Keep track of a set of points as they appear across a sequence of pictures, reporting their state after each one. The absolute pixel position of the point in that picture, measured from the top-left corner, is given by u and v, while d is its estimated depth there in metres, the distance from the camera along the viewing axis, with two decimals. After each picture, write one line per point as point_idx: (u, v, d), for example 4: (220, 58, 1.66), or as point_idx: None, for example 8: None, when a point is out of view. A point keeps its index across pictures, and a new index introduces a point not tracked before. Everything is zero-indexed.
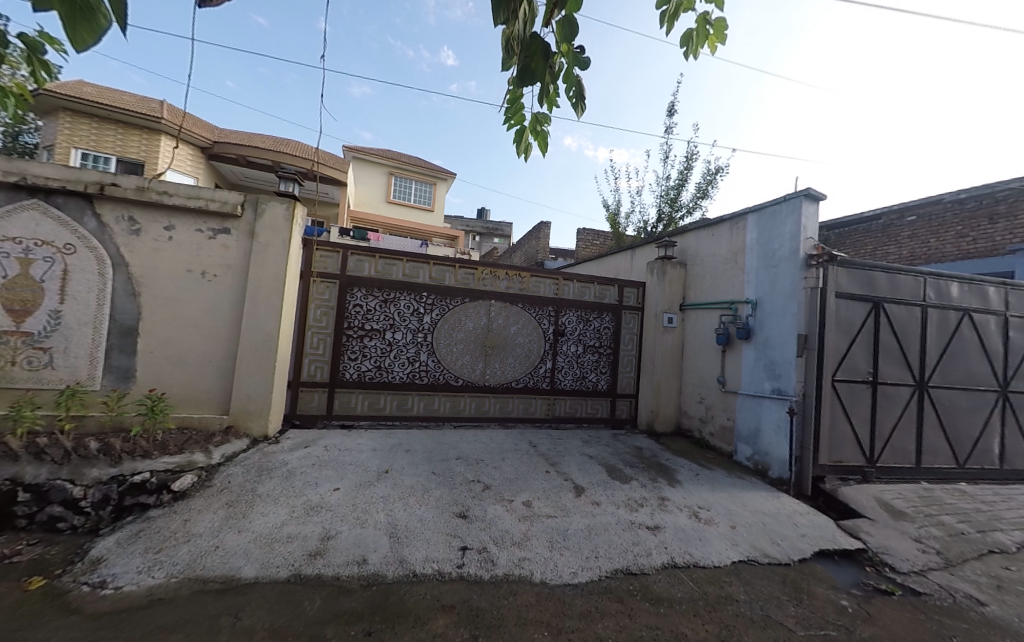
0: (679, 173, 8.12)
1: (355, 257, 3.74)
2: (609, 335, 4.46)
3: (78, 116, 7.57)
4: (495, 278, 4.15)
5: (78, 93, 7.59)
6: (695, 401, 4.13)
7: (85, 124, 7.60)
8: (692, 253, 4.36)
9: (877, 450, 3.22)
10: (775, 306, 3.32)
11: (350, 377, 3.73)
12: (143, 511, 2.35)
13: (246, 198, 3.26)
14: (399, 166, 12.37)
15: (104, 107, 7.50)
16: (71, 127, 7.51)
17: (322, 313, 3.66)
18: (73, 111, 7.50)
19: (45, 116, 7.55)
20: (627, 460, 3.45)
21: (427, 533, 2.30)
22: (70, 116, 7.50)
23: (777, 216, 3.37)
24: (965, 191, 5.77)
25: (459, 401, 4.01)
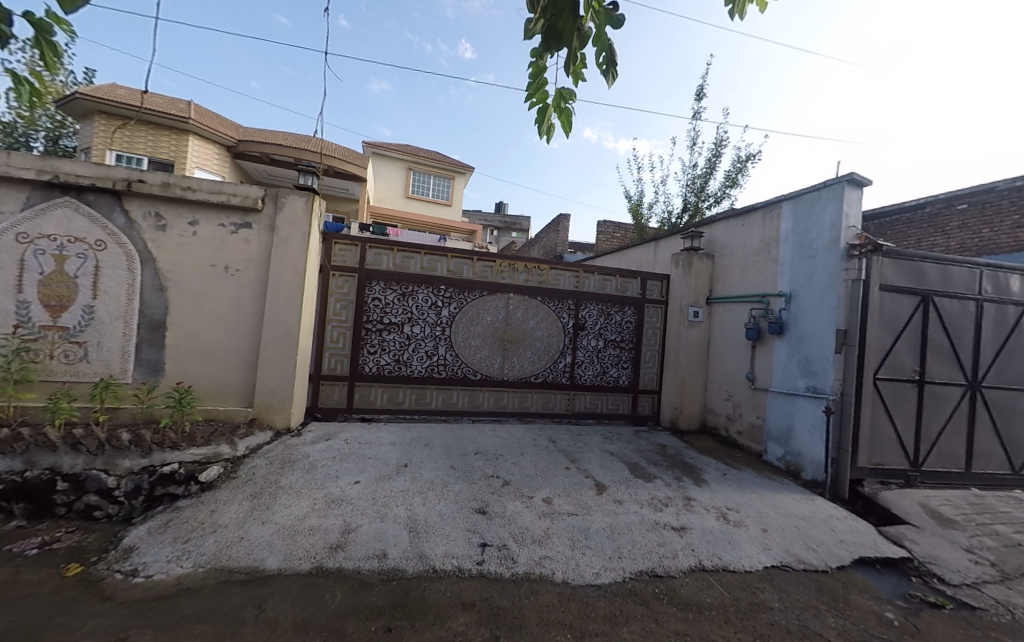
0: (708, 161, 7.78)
1: (374, 250, 3.74)
2: (631, 329, 4.32)
3: (113, 118, 7.88)
4: (514, 271, 4.08)
5: (112, 96, 7.89)
6: (721, 398, 3.97)
7: (119, 126, 7.89)
8: (721, 244, 4.17)
9: (922, 453, 3.00)
10: (812, 299, 3.12)
11: (370, 371, 3.75)
12: (171, 502, 2.46)
13: (267, 191, 3.29)
14: (417, 161, 12.35)
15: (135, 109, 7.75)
16: (107, 129, 7.81)
17: (342, 306, 3.68)
18: (108, 114, 7.82)
19: (83, 120, 7.90)
20: (651, 458, 3.35)
21: (446, 528, 2.29)
22: (106, 119, 7.82)
23: (816, 203, 3.15)
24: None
25: (478, 396, 3.98)
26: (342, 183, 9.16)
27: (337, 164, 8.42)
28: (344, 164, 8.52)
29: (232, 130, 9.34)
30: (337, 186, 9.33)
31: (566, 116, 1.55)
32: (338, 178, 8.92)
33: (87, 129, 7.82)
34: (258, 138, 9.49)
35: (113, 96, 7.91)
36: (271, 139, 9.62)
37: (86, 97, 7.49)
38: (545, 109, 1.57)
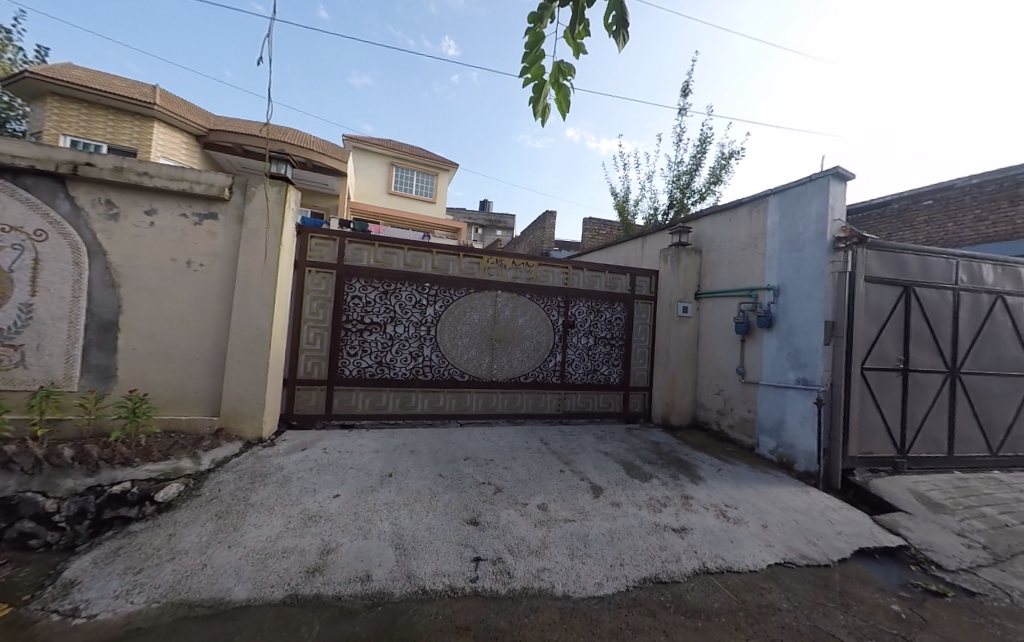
0: (693, 157, 7.86)
1: (353, 245, 3.50)
2: (621, 326, 4.25)
3: (67, 100, 7.23)
4: (501, 267, 3.92)
5: (65, 76, 7.24)
6: (712, 393, 3.95)
7: (73, 110, 7.27)
8: (708, 239, 4.14)
9: (908, 440, 3.04)
10: (799, 292, 3.11)
11: (350, 374, 3.51)
12: (123, 525, 2.15)
13: (235, 180, 3.00)
14: (399, 156, 12.02)
15: (93, 92, 7.15)
16: (59, 113, 7.17)
17: (318, 305, 3.42)
18: (62, 96, 7.17)
19: (31, 102, 7.22)
20: (645, 456, 3.27)
21: (435, 543, 2.12)
22: (59, 102, 7.16)
23: (802, 197, 3.14)
24: (985, 173, 5.55)
25: (465, 398, 3.81)
26: (319, 178, 8.76)
27: (317, 158, 8.08)
28: (325, 157, 8.16)
29: (203, 118, 8.77)
30: (314, 181, 8.92)
31: (563, 97, 1.39)
32: (319, 173, 8.55)
33: (38, 112, 7.15)
34: (231, 127, 8.96)
35: (67, 77, 7.26)
36: (246, 129, 9.09)
37: (36, 76, 6.84)
38: (542, 86, 1.41)
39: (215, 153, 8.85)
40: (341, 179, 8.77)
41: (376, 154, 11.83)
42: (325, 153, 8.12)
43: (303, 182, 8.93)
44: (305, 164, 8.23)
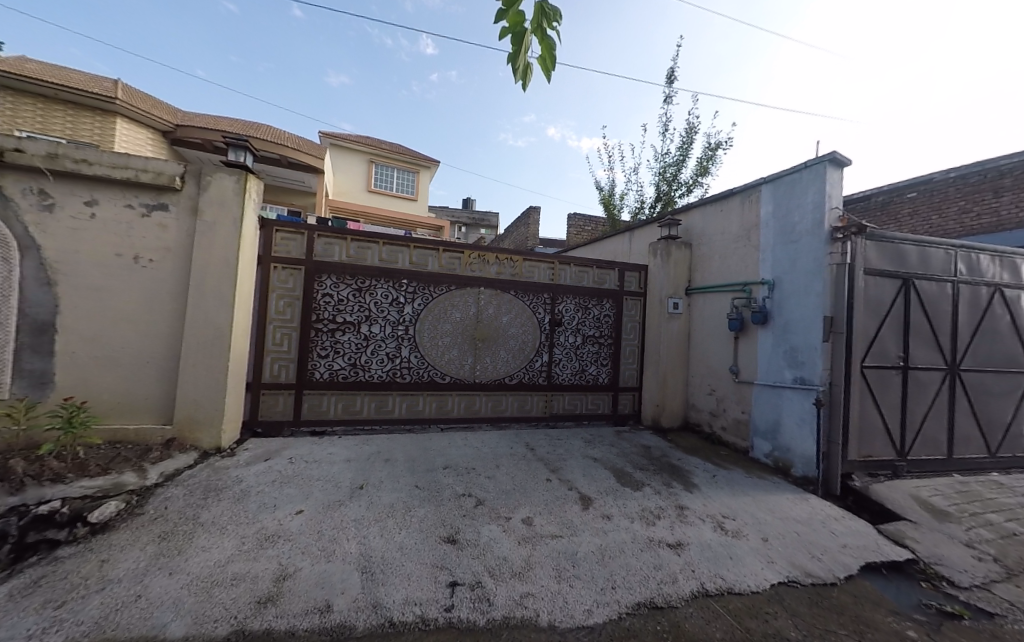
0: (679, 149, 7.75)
1: (323, 239, 3.25)
2: (610, 324, 4.08)
3: (21, 95, 6.76)
4: (484, 263, 3.72)
5: (18, 69, 6.77)
6: (704, 393, 3.81)
7: (27, 105, 6.80)
8: (699, 231, 4.00)
9: (908, 441, 2.93)
10: (796, 286, 2.98)
11: (321, 377, 3.27)
12: (50, 549, 1.78)
13: (187, 167, 2.72)
14: (379, 153, 11.72)
15: (49, 85, 6.69)
16: (12, 107, 6.70)
17: (285, 304, 3.17)
18: (15, 90, 6.70)
19: None
20: (637, 462, 3.10)
21: (407, 566, 1.89)
22: (11, 96, 6.68)
23: (797, 185, 3.01)
24: (967, 165, 5.55)
25: (446, 401, 3.59)
26: (296, 175, 8.41)
27: (292, 153, 7.70)
28: (301, 154, 7.80)
29: (170, 114, 8.35)
30: (290, 177, 8.55)
31: (547, 49, 1.23)
32: (294, 169, 8.19)
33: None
34: (198, 123, 8.53)
35: (21, 69, 6.80)
36: (215, 125, 8.66)
37: None
38: (522, 36, 1.23)
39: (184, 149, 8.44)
40: (318, 175, 8.41)
41: (355, 151, 11.48)
42: (300, 149, 7.75)
43: (277, 179, 8.55)
44: (279, 161, 7.86)
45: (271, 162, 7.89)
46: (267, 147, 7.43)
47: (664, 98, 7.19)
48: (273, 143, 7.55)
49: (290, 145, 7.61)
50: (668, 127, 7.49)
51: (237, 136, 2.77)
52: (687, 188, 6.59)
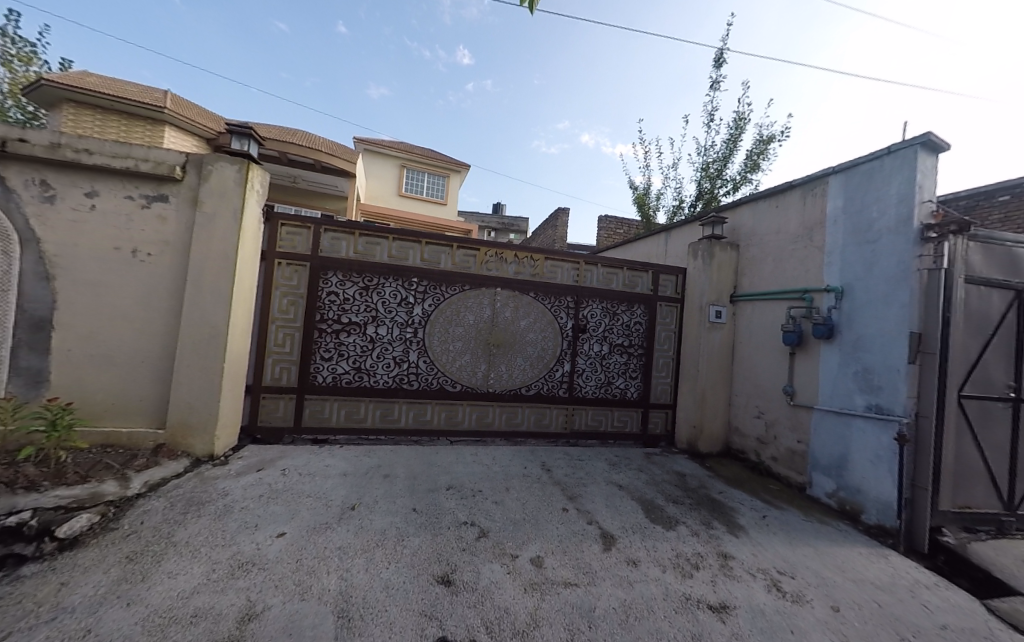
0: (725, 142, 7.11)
1: (329, 234, 3.05)
2: (641, 332, 3.67)
3: (82, 106, 7.04)
4: (502, 261, 3.41)
5: (80, 82, 7.04)
6: (750, 416, 3.32)
7: (88, 116, 7.08)
8: (749, 230, 3.52)
9: (1018, 491, 2.36)
10: (872, 295, 2.48)
11: (323, 382, 3.06)
12: (13, 567, 1.58)
13: (189, 157, 2.59)
14: (410, 158, 11.66)
15: (107, 97, 6.90)
16: (75, 119, 7.03)
17: (289, 303, 2.98)
18: (77, 102, 6.98)
19: (52, 110, 7.20)
20: (670, 493, 2.67)
21: (390, 611, 1.49)
22: (75, 107, 6.98)
23: (876, 174, 2.53)
24: None
25: (456, 412, 3.30)
26: (329, 180, 7.99)
27: (325, 158, 7.22)
28: (334, 158, 7.31)
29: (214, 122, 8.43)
30: (323, 183, 8.06)
31: None
32: (328, 173, 7.73)
33: (57, 118, 7.00)
34: None
35: (83, 82, 7.05)
36: None
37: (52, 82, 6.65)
38: None
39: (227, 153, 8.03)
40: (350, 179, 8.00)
41: (387, 156, 11.49)
42: (334, 153, 7.26)
43: (312, 183, 8.13)
44: (313, 165, 7.44)
45: (303, 166, 7.45)
46: (302, 153, 6.94)
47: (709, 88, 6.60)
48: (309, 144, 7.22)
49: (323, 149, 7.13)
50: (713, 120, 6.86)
51: (240, 122, 2.61)
52: (733, 188, 5.99)
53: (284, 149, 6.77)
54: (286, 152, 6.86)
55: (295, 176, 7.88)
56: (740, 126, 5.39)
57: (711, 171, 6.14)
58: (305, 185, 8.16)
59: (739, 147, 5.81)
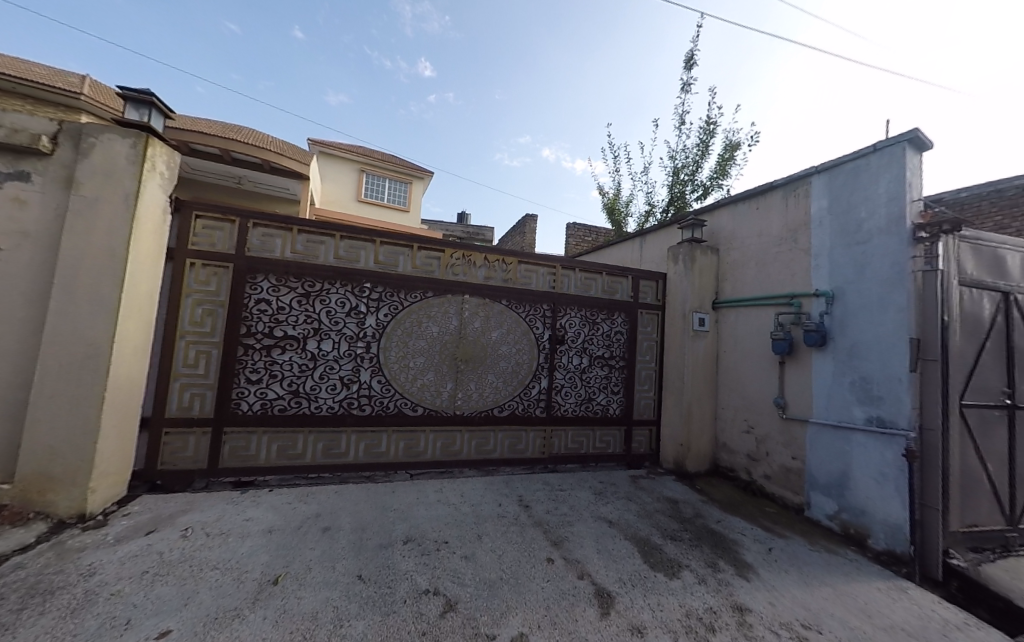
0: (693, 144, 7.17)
1: (261, 230, 2.54)
2: (622, 342, 3.39)
3: None
4: (470, 265, 3.02)
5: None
6: (738, 431, 3.10)
7: None
8: (728, 234, 3.38)
9: (1018, 504, 2.25)
10: (866, 298, 2.33)
11: (249, 411, 2.48)
12: None
13: (63, 126, 2.00)
14: (370, 163, 11.09)
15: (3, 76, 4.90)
16: None
17: (204, 312, 2.41)
18: None
19: None
20: (666, 528, 2.33)
21: None
22: None
23: (862, 173, 2.42)
24: (982, 183, 4.97)
25: (417, 441, 2.82)
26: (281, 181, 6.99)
27: (275, 159, 6.19)
28: (285, 158, 6.31)
29: None
30: (273, 184, 6.97)
31: None
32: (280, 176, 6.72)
33: None
34: None
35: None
36: None
37: None
38: None
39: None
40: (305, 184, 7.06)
41: (346, 159, 10.83)
42: (283, 153, 6.19)
43: (259, 186, 7.04)
44: (261, 166, 6.44)
45: (250, 167, 6.42)
46: (246, 151, 5.89)
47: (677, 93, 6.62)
48: (260, 141, 6.38)
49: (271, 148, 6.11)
50: (682, 123, 6.88)
51: (137, 88, 2.08)
52: (703, 192, 6.05)
53: (226, 145, 5.68)
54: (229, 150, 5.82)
55: (239, 175, 6.80)
56: (709, 132, 5.42)
57: (682, 177, 6.18)
58: (252, 188, 7.12)
59: (707, 153, 5.85)
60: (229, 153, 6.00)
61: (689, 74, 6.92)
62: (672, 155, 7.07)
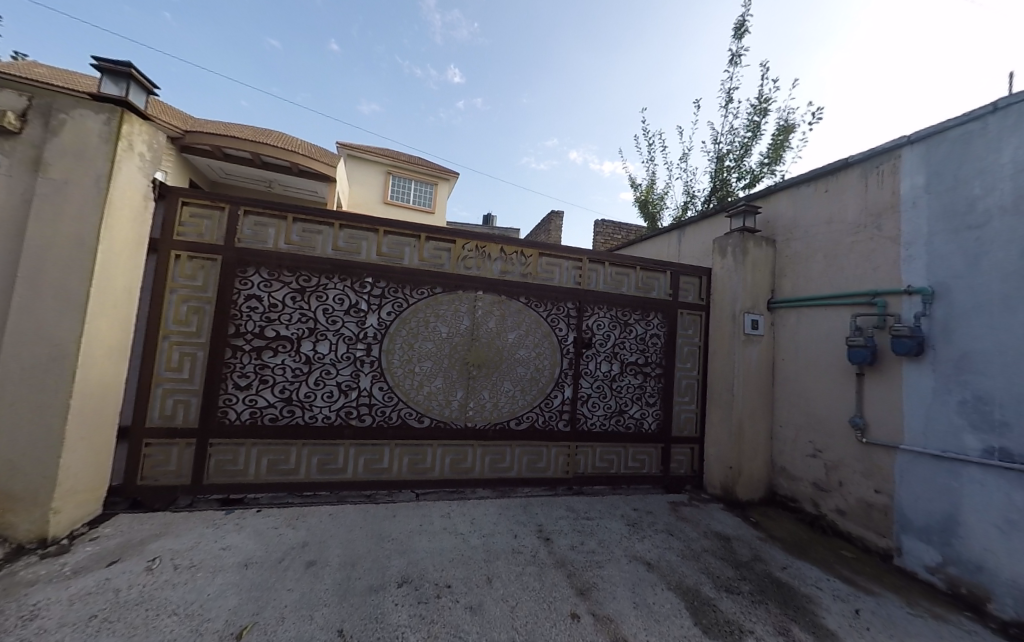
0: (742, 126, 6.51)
1: (252, 218, 2.28)
2: (658, 347, 2.97)
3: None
4: (485, 257, 2.68)
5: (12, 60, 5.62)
6: (802, 454, 2.64)
7: None
8: (787, 222, 2.91)
9: None
10: (983, 294, 1.83)
11: (237, 420, 2.22)
12: None
13: (32, 101, 1.78)
14: (397, 164, 10.90)
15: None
16: None
17: (189, 310, 2.17)
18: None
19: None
20: (718, 575, 1.88)
21: None
22: None
23: (974, 142, 1.91)
24: None
25: (422, 455, 2.50)
26: (310, 186, 6.58)
27: (303, 162, 5.74)
28: (313, 161, 5.81)
29: (181, 119, 5.78)
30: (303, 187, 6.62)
31: None
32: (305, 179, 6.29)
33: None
34: None
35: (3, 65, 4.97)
36: None
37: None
38: None
39: (197, 160, 5.73)
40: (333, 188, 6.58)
41: (372, 163, 10.72)
42: (312, 156, 5.78)
43: (290, 191, 6.79)
44: (290, 170, 6.06)
45: (280, 170, 6.05)
46: (276, 153, 5.47)
47: (726, 70, 6.01)
48: (279, 138, 6.25)
49: (300, 151, 5.67)
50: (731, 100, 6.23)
51: (115, 58, 1.85)
52: (752, 179, 5.49)
53: (257, 149, 5.30)
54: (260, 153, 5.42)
55: (272, 180, 6.51)
56: (761, 111, 4.86)
57: (726, 163, 5.65)
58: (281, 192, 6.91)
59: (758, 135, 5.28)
60: (259, 156, 5.62)
61: (738, 49, 6.27)
62: (716, 139, 6.48)
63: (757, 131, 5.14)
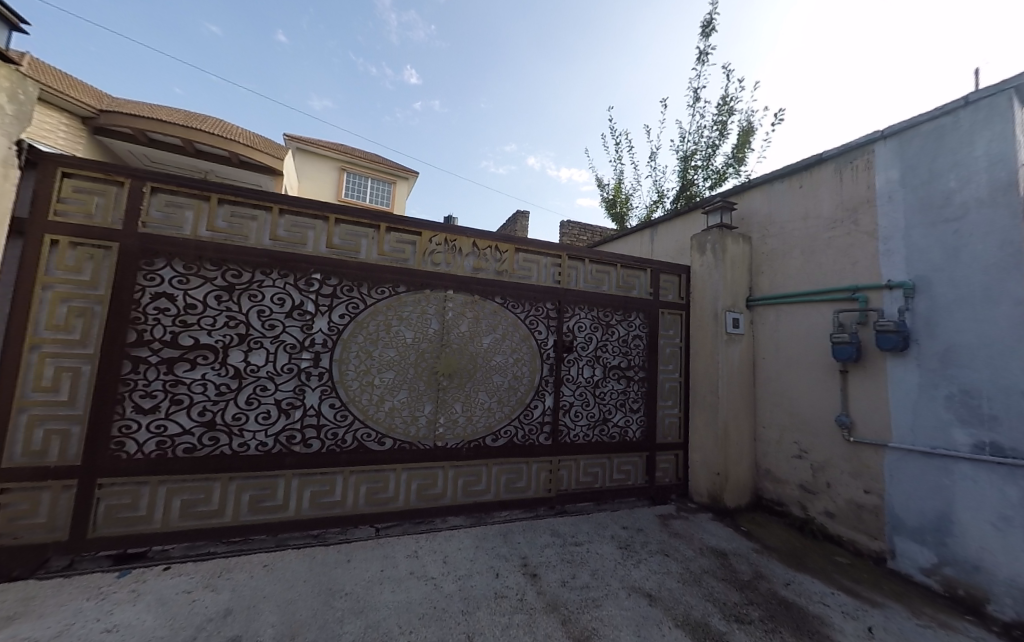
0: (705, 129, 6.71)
1: (162, 198, 1.84)
2: (641, 349, 2.82)
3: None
4: (456, 252, 2.39)
5: None
6: (787, 455, 2.57)
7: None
8: (762, 218, 2.88)
9: None
10: (964, 287, 1.81)
11: (138, 453, 1.74)
12: None
13: None
14: (350, 159, 10.26)
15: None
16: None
17: (69, 312, 1.67)
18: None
19: None
20: (724, 601, 1.68)
21: None
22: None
23: (948, 135, 1.92)
24: None
25: (383, 483, 2.13)
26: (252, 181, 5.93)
27: (244, 153, 5.17)
28: (254, 153, 5.24)
29: (95, 96, 5.03)
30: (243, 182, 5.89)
31: None
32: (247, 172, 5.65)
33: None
34: None
35: None
36: None
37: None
38: None
39: (112, 143, 5.02)
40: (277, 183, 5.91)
41: (324, 158, 10.03)
42: (255, 148, 5.22)
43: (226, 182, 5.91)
44: (228, 161, 5.40)
45: (216, 161, 5.37)
46: (211, 143, 4.87)
47: (693, 72, 6.14)
48: (219, 125, 5.61)
49: (240, 141, 5.10)
50: (697, 101, 6.37)
51: None
52: (717, 179, 5.64)
53: (187, 136, 4.70)
54: (191, 139, 4.76)
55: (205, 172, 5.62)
56: (726, 112, 4.98)
57: (694, 162, 5.77)
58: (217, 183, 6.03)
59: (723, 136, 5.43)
60: (191, 144, 4.99)
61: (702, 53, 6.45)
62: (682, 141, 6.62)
63: (723, 132, 5.28)
